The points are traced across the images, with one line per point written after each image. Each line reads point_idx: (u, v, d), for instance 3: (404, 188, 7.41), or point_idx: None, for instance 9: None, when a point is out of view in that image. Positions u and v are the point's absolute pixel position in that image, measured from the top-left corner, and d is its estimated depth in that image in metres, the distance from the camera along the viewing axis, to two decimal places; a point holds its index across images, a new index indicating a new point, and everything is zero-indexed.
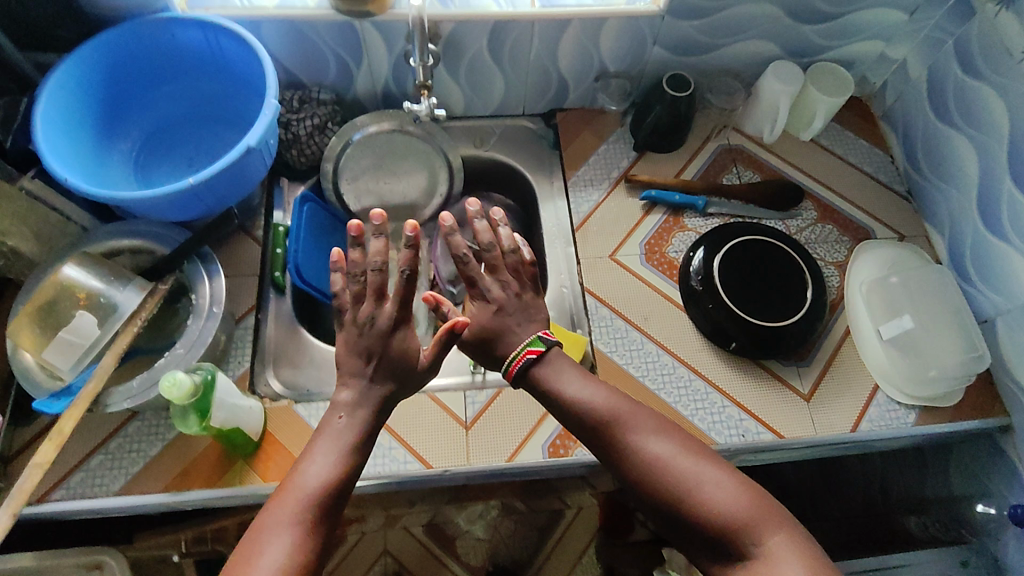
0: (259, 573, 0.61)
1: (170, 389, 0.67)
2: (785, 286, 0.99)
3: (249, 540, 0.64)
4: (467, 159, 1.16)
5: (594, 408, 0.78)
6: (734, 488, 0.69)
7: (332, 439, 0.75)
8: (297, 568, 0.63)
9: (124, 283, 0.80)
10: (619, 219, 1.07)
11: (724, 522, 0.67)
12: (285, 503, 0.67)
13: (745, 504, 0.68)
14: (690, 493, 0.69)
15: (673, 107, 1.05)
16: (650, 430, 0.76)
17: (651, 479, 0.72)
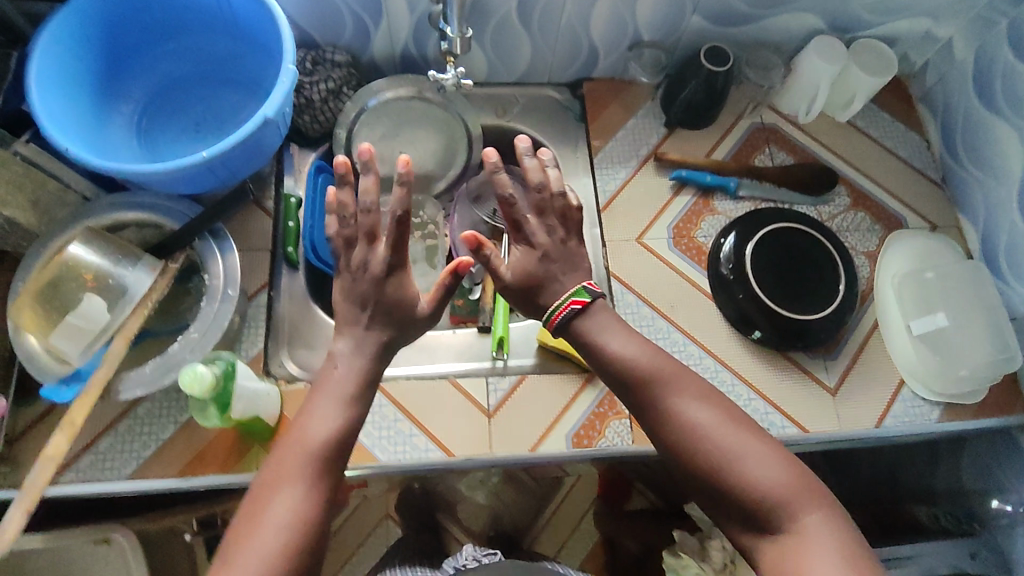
0: (264, 531, 0.62)
1: (193, 382, 0.64)
2: (816, 275, 0.96)
3: (255, 498, 0.65)
4: (487, 129, 1.11)
5: (626, 364, 0.74)
6: (778, 463, 0.67)
7: (340, 394, 0.73)
8: (302, 524, 0.63)
9: (133, 263, 0.74)
10: (647, 200, 1.03)
11: (765, 496, 0.66)
12: (287, 461, 0.67)
13: (788, 479, 0.66)
14: (732, 464, 0.67)
15: (710, 83, 0.99)
16: (688, 391, 0.72)
17: (691, 446, 0.69)
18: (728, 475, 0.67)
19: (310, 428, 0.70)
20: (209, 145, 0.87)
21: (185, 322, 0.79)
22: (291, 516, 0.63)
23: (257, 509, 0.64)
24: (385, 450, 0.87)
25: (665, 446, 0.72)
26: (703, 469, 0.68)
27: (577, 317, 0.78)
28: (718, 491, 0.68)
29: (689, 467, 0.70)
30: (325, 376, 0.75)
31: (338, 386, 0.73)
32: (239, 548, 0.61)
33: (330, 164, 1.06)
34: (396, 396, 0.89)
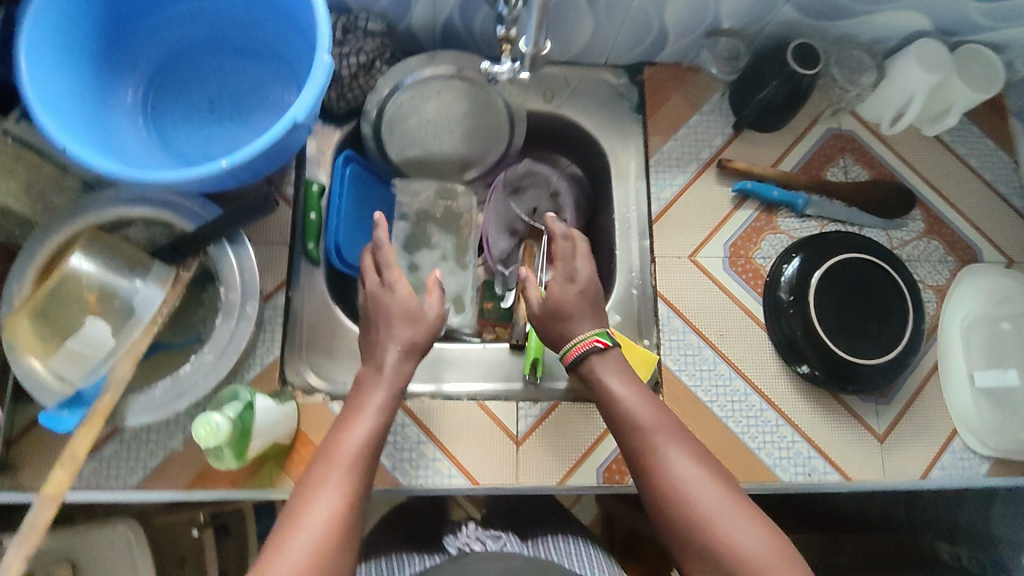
0: (301, 540, 0.58)
1: (209, 436, 0.58)
2: (884, 314, 0.88)
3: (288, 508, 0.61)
4: (532, 113, 1.00)
5: (623, 411, 0.68)
6: (765, 532, 0.58)
7: (378, 405, 0.70)
8: (335, 537, 0.59)
9: (141, 277, 0.67)
10: (703, 211, 0.93)
11: (745, 566, 0.56)
12: (323, 470, 0.63)
13: (771, 549, 0.57)
14: (712, 524, 0.59)
15: (792, 86, 0.88)
16: (678, 441, 0.65)
17: (671, 501, 0.61)
18: (708, 536, 0.59)
19: (348, 435, 0.67)
20: (225, 128, 0.77)
21: (198, 336, 0.72)
22: (325, 522, 0.59)
23: (293, 513, 0.60)
24: (406, 473, 0.82)
25: (645, 501, 0.64)
26: (682, 527, 0.60)
27: (596, 355, 0.72)
28: (701, 552, 0.59)
29: (669, 525, 0.61)
30: (361, 389, 0.72)
31: (378, 393, 0.71)
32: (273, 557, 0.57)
33: (358, 143, 0.96)
34: (419, 416, 0.84)
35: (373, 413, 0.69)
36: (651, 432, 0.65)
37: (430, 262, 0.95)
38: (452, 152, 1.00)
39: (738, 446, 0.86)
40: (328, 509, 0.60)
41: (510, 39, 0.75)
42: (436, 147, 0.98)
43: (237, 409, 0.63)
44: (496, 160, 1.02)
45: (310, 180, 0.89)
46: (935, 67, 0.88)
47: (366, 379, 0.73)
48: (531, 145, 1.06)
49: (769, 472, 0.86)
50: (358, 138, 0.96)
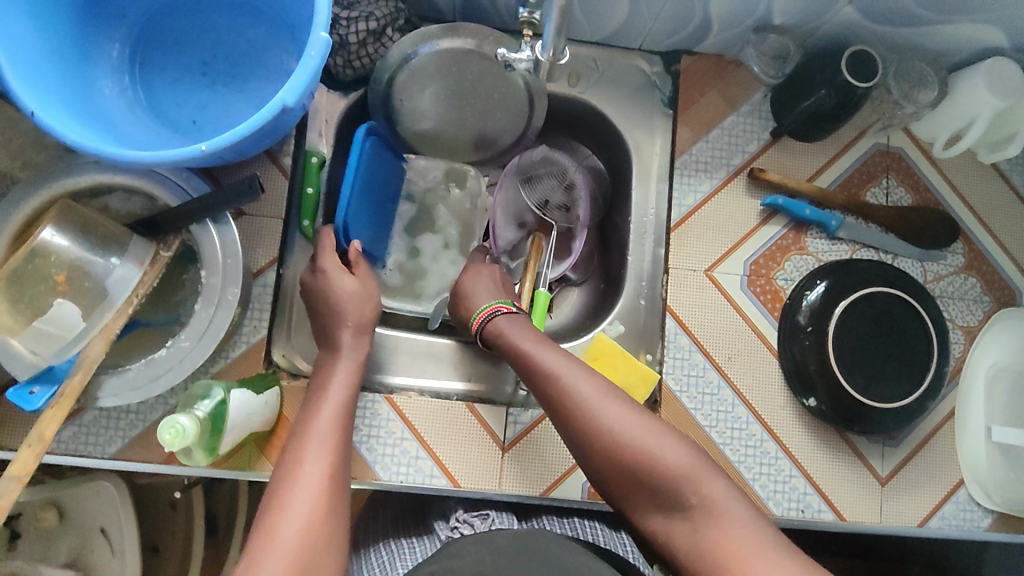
0: (295, 509, 0.58)
1: (174, 441, 0.55)
2: (905, 354, 0.83)
3: (276, 484, 0.60)
4: (555, 97, 0.92)
5: (543, 363, 0.73)
6: (677, 442, 0.66)
7: (344, 385, 0.71)
8: (330, 498, 0.60)
9: (117, 254, 0.63)
10: (727, 223, 0.87)
11: (669, 474, 0.64)
12: (302, 443, 0.63)
13: (687, 456, 0.65)
14: (632, 445, 0.66)
15: (841, 96, 0.79)
16: (587, 378, 0.72)
17: (594, 437, 0.68)
18: (632, 457, 0.66)
19: (320, 411, 0.67)
20: (217, 94, 0.72)
21: (179, 317, 0.69)
22: (317, 488, 0.59)
23: (279, 489, 0.59)
24: (387, 468, 0.80)
25: (568, 441, 0.71)
26: (609, 457, 0.67)
27: (502, 317, 0.79)
28: (633, 478, 0.66)
29: (595, 458, 0.68)
30: (325, 370, 0.73)
31: (344, 365, 0.73)
32: (267, 535, 0.56)
33: (366, 113, 0.90)
34: (405, 411, 0.81)
35: (340, 383, 0.71)
36: (569, 384, 0.70)
37: (432, 247, 0.94)
38: (465, 131, 0.93)
39: (732, 474, 0.83)
40: (316, 478, 0.60)
41: (530, 22, 0.68)
42: (448, 125, 0.92)
43: (209, 407, 0.60)
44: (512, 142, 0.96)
45: (310, 151, 0.83)
46: (1004, 91, 0.80)
47: (326, 361, 0.74)
48: (552, 128, 0.99)
49: (761, 504, 0.83)
50: (365, 108, 0.89)
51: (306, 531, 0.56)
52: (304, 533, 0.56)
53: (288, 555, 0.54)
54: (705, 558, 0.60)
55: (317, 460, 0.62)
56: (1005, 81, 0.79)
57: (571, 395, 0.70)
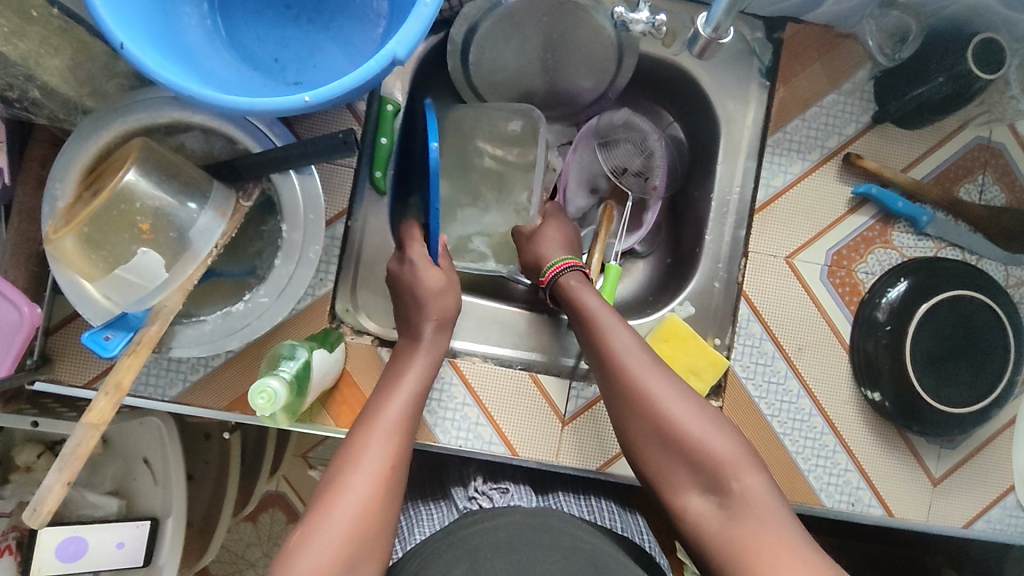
0: (341, 513, 0.57)
1: (266, 405, 0.53)
2: (979, 360, 0.81)
3: (328, 481, 0.59)
4: (644, 58, 0.87)
5: (604, 328, 0.71)
6: (726, 431, 0.65)
7: (417, 381, 0.69)
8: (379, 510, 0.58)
9: (199, 201, 0.59)
10: (813, 210, 0.83)
11: (711, 459, 0.63)
12: (361, 438, 0.62)
13: (735, 445, 0.64)
14: (678, 423, 0.65)
15: (957, 87, 0.74)
16: (647, 353, 0.70)
17: (642, 406, 0.67)
18: (677, 434, 0.65)
19: (390, 402, 0.66)
20: (301, 30, 0.67)
21: (254, 268, 0.66)
22: (372, 481, 0.59)
23: (334, 482, 0.59)
24: (447, 432, 0.79)
25: (612, 405, 0.70)
26: (652, 430, 0.66)
27: (575, 274, 0.77)
28: (672, 452, 0.65)
29: (637, 428, 0.67)
30: (403, 359, 0.71)
31: (417, 367, 0.70)
32: (321, 515, 0.57)
33: (445, 59, 0.85)
34: (468, 376, 0.80)
35: (415, 376, 0.69)
36: (623, 350, 0.69)
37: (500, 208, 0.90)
38: (546, 87, 0.88)
39: (788, 464, 0.82)
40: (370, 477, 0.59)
41: None
42: (530, 78, 0.86)
43: (294, 369, 0.59)
44: (593, 101, 0.90)
45: (385, 98, 0.78)
46: None
47: (404, 350, 0.72)
48: (635, 90, 0.93)
49: (813, 495, 0.82)
50: (444, 53, 0.84)
51: (354, 519, 0.57)
52: (351, 521, 0.56)
53: (336, 542, 0.55)
54: (729, 544, 0.60)
55: (376, 450, 0.61)
56: None
57: (623, 361, 0.69)
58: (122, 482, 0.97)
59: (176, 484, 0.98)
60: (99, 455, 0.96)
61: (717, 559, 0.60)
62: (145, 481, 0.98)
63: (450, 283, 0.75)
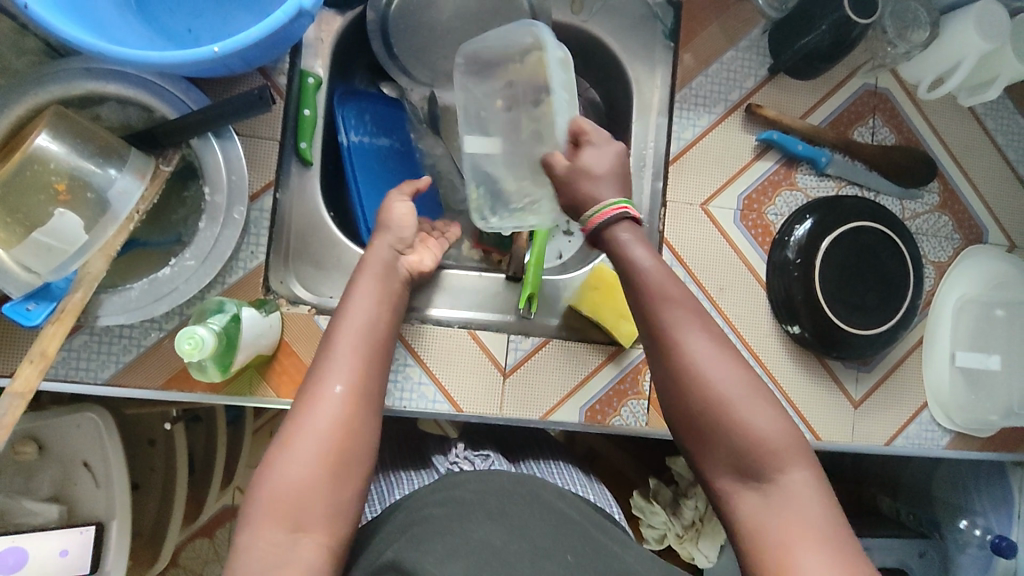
0: (281, 484, 0.55)
1: (192, 351, 0.53)
2: (884, 287, 0.88)
3: (274, 449, 0.58)
4: (557, 26, 0.92)
5: (651, 292, 0.62)
6: (776, 416, 0.57)
7: (357, 325, 0.65)
8: (322, 476, 0.56)
9: (116, 167, 0.60)
10: (722, 158, 0.89)
11: (754, 448, 0.56)
12: (308, 408, 0.59)
13: (784, 434, 0.57)
14: (727, 407, 0.57)
15: (839, 34, 0.81)
16: (699, 320, 0.61)
17: (684, 377, 0.59)
18: (718, 419, 0.57)
19: (336, 363, 0.62)
20: (214, 1, 0.69)
21: (179, 236, 0.67)
22: (318, 444, 0.57)
23: (280, 450, 0.57)
24: (390, 395, 0.80)
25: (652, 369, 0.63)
26: (691, 408, 0.59)
27: (627, 224, 0.65)
28: (706, 430, 0.58)
29: (675, 405, 0.60)
30: (349, 309, 0.67)
31: (372, 280, 0.70)
32: (268, 474, 0.56)
33: (363, 33, 0.88)
34: (409, 339, 0.82)
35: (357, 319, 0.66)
36: (673, 314, 0.61)
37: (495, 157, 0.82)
38: None
39: None
40: (312, 444, 0.57)
41: None
42: None
43: (222, 321, 0.59)
44: None
45: (306, 72, 0.81)
46: (991, 34, 0.83)
47: (354, 292, 0.69)
48: None
49: None
50: (361, 29, 0.87)
51: (329, 439, 0.58)
52: (324, 443, 0.57)
53: (274, 510, 0.54)
54: (757, 534, 0.54)
55: (339, 375, 0.61)
56: (993, 25, 0.83)
57: (671, 324, 0.61)
58: (61, 488, 0.94)
59: (120, 486, 0.96)
60: (35, 462, 0.93)
61: (743, 546, 0.55)
62: (85, 485, 0.95)
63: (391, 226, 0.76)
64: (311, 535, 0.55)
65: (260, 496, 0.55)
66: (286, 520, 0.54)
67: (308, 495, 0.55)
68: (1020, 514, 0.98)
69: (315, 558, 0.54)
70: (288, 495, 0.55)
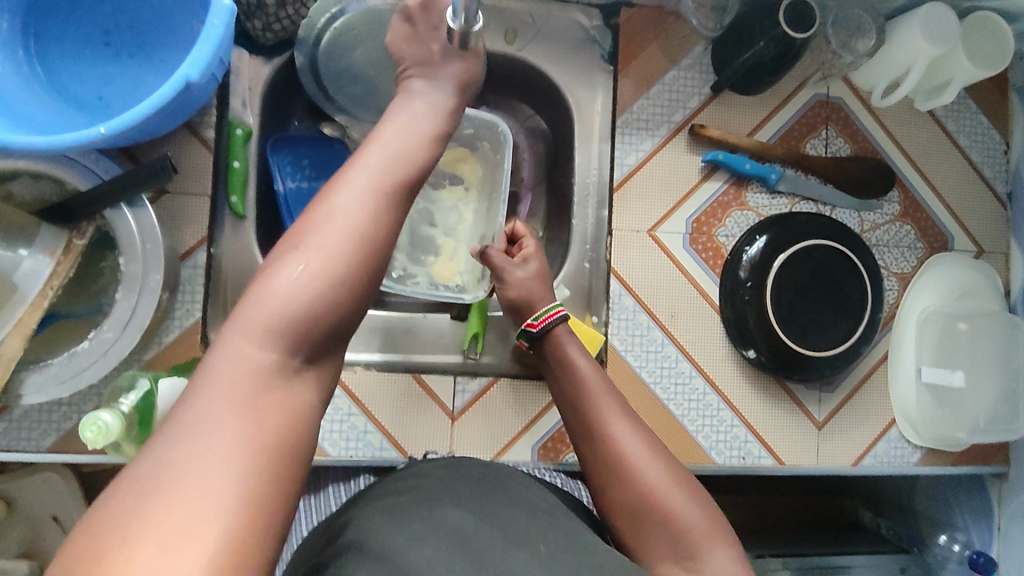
0: (281, 291, 0.45)
1: (96, 437, 0.55)
2: (841, 303, 0.85)
3: (293, 232, 0.48)
4: (493, 56, 0.90)
5: (585, 392, 0.69)
6: (699, 501, 0.61)
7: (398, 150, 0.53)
8: (324, 303, 0.46)
9: (25, 246, 0.61)
10: (667, 182, 0.87)
11: (681, 528, 0.58)
12: (325, 221, 0.48)
13: (707, 515, 0.59)
14: (655, 491, 0.60)
15: (778, 49, 0.78)
16: (624, 416, 0.67)
17: (613, 465, 0.63)
18: (646, 504, 0.60)
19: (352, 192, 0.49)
20: (122, 65, 0.68)
21: (101, 306, 0.66)
22: (327, 272, 0.46)
23: (291, 247, 0.47)
24: (335, 445, 0.79)
25: (585, 465, 0.66)
26: (621, 498, 0.62)
27: (561, 324, 0.74)
28: (636, 517, 0.60)
29: (608, 496, 0.63)
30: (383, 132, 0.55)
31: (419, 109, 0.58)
32: (267, 284, 0.46)
33: (295, 77, 0.87)
34: (351, 387, 0.80)
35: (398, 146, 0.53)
36: (602, 411, 0.67)
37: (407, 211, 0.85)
38: None
39: (675, 428, 0.85)
40: (319, 277, 0.46)
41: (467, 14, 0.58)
42: None
43: (135, 399, 0.61)
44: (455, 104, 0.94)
45: (234, 122, 0.80)
46: (939, 38, 0.79)
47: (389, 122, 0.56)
48: (493, 89, 0.97)
49: (704, 454, 0.85)
50: (292, 73, 0.85)
51: (346, 245, 0.47)
52: (339, 257, 0.47)
53: (262, 334, 0.44)
54: None
55: (364, 189, 0.49)
56: (940, 28, 0.79)
57: (601, 420, 0.66)
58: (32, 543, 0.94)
59: None
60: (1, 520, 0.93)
61: None
62: (57, 539, 0.94)
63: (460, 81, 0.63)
64: (312, 370, 0.46)
65: (256, 299, 0.45)
66: (278, 341, 0.44)
67: (305, 324, 0.45)
68: (999, 527, 0.93)
69: (307, 393, 0.45)
70: (289, 307, 0.45)
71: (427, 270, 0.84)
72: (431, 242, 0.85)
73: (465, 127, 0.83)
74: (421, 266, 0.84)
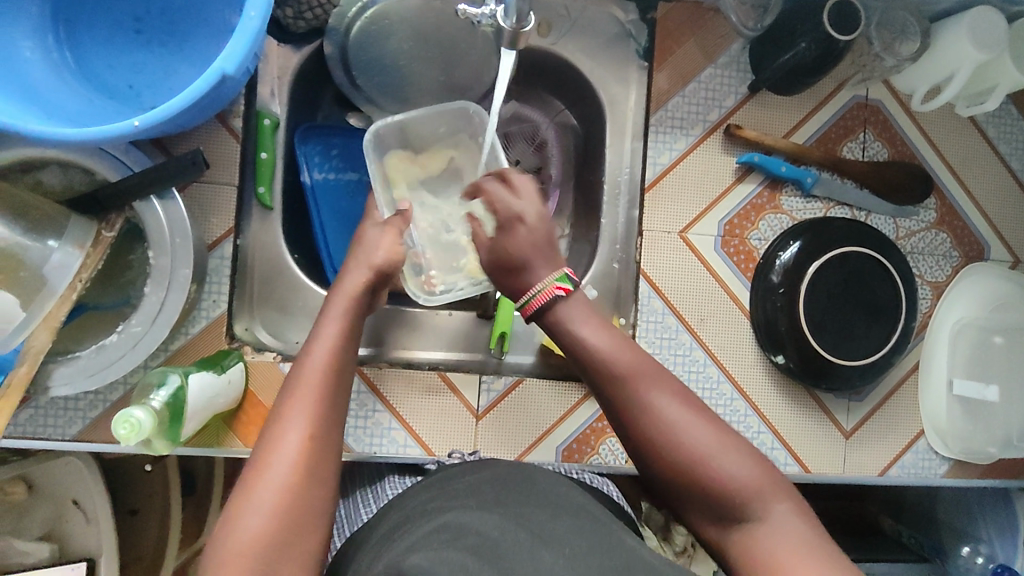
0: (242, 534, 0.48)
1: (129, 434, 0.56)
2: (873, 307, 0.83)
3: (239, 490, 0.51)
4: (525, 50, 0.88)
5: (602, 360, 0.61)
6: (747, 456, 0.57)
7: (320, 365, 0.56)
8: (282, 530, 0.49)
9: (55, 237, 0.60)
10: (701, 183, 0.85)
11: (734, 490, 0.56)
12: (268, 467, 0.51)
13: (757, 470, 0.57)
14: (706, 458, 0.57)
15: (822, 49, 0.76)
16: (658, 377, 0.60)
17: (653, 432, 0.58)
18: (698, 469, 0.57)
19: (286, 432, 0.53)
20: (153, 54, 0.67)
21: (128, 298, 0.65)
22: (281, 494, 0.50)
23: (238, 499, 0.50)
24: (360, 441, 0.78)
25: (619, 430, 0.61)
26: (665, 461, 0.58)
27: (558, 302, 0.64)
28: (684, 480, 0.57)
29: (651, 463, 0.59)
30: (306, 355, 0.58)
31: (337, 309, 0.61)
32: (228, 528, 0.49)
33: (324, 66, 0.85)
34: (376, 384, 0.80)
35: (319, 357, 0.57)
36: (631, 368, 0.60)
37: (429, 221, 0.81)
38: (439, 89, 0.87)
39: None
40: (273, 505, 0.50)
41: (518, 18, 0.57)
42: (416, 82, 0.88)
43: (166, 396, 0.61)
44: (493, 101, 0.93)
45: (262, 112, 0.79)
46: (987, 43, 0.77)
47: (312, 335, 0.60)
48: (523, 82, 0.95)
49: None
50: (321, 63, 0.84)
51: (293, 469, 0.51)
52: (283, 479, 0.51)
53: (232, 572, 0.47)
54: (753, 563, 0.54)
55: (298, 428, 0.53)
56: (988, 33, 0.77)
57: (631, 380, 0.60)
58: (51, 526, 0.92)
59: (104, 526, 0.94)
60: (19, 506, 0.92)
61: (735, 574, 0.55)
62: (78, 522, 0.93)
63: (374, 261, 0.65)
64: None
65: (221, 549, 0.48)
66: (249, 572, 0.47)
67: (272, 548, 0.48)
68: None
69: None
70: (253, 540, 0.48)
71: (466, 272, 0.79)
72: (455, 245, 0.81)
73: (438, 125, 0.80)
74: (458, 273, 0.80)
